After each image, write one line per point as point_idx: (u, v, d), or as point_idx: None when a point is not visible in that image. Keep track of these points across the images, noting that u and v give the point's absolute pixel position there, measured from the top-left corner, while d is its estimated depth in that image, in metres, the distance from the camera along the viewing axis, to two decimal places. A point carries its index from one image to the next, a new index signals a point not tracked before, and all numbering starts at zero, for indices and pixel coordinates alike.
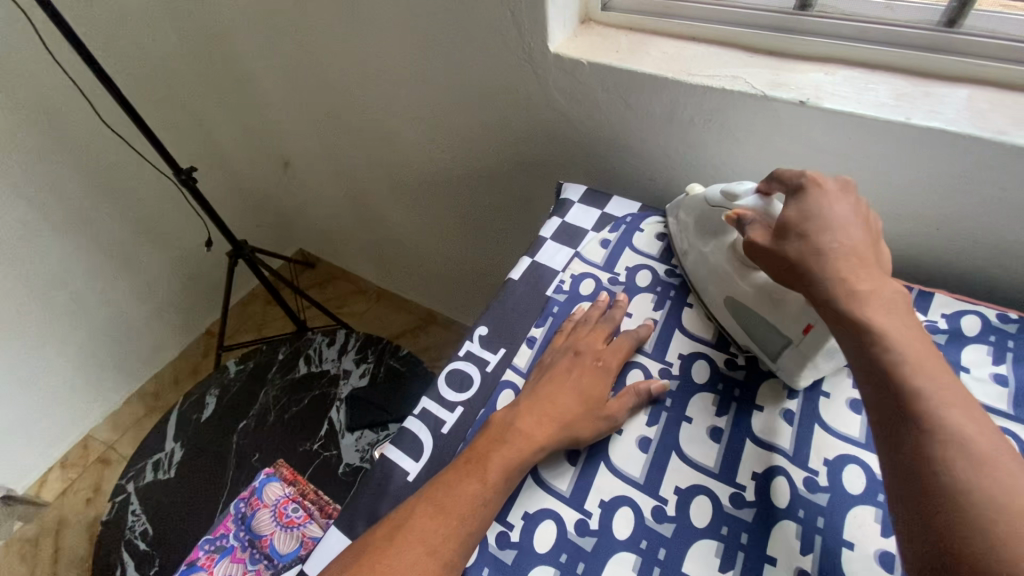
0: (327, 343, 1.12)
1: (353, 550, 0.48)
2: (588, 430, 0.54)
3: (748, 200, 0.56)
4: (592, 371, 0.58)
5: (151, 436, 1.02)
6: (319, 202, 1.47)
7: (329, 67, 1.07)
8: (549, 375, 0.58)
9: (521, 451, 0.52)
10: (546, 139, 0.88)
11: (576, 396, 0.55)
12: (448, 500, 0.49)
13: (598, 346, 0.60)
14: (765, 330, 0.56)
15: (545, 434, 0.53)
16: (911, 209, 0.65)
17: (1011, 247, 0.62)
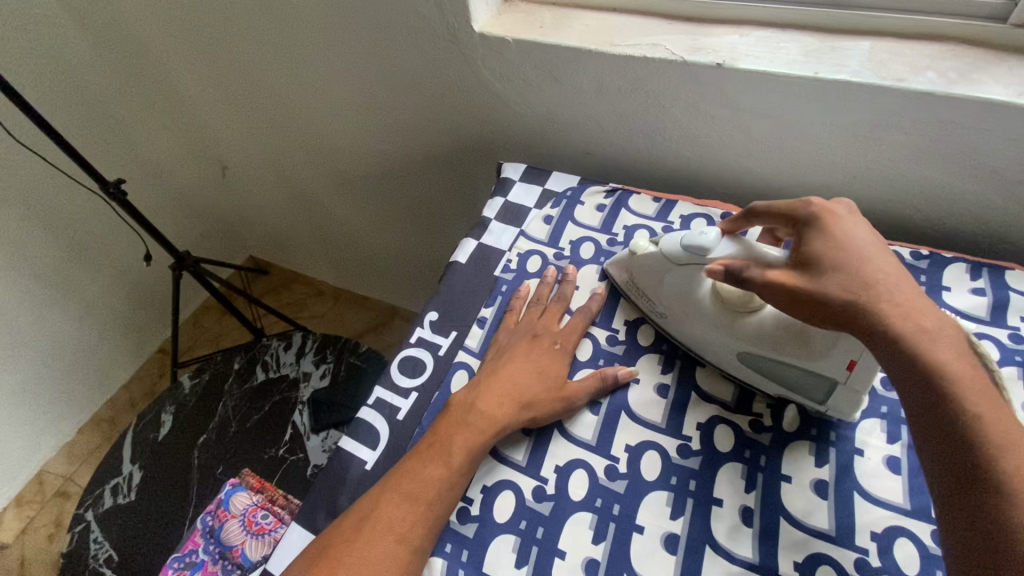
0: (284, 347, 1.10)
1: (316, 549, 0.48)
2: (551, 408, 0.54)
3: (722, 249, 0.53)
4: (552, 353, 0.59)
5: (106, 462, 0.99)
6: (263, 205, 1.43)
7: (254, 64, 1.03)
8: (511, 359, 0.58)
9: (486, 437, 0.52)
10: (484, 121, 0.88)
11: (537, 377, 0.56)
12: (424, 501, 0.49)
13: (555, 327, 0.61)
14: (795, 375, 0.52)
15: (510, 417, 0.54)
16: (832, 159, 0.68)
17: (922, 186, 0.66)
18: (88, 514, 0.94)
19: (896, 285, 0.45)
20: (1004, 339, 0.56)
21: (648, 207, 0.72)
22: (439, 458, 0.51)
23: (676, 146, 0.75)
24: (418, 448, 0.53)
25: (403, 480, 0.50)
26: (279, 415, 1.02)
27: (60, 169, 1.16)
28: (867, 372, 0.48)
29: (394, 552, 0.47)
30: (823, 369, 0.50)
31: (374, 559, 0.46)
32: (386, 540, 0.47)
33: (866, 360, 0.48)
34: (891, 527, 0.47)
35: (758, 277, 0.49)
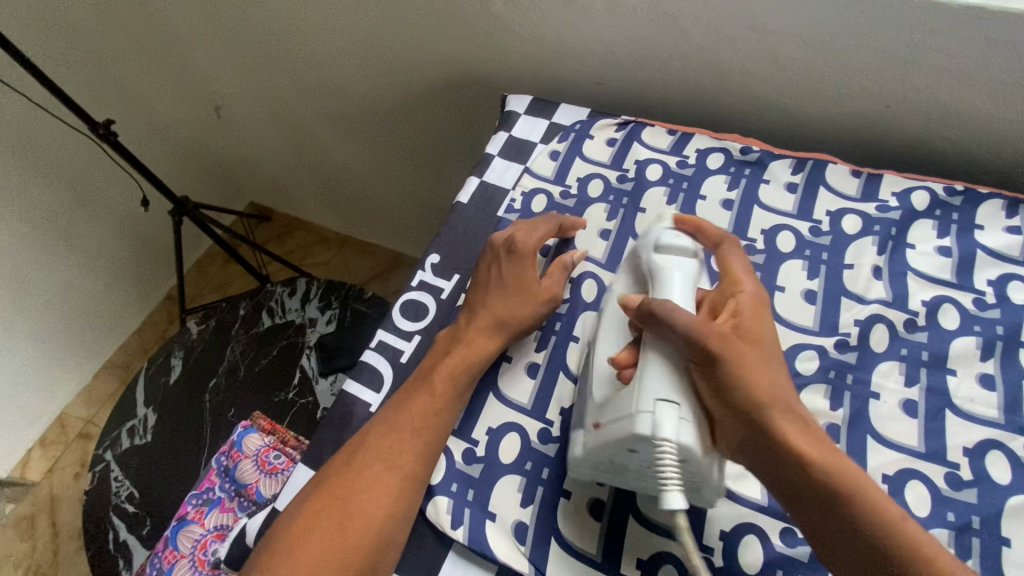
0: (288, 293, 1.09)
1: (314, 484, 0.48)
2: (533, 319, 0.55)
3: (671, 261, 0.49)
4: (528, 264, 0.56)
5: (121, 405, 1.00)
6: (260, 148, 1.38)
7: None
8: (484, 278, 0.57)
9: (466, 361, 0.52)
10: (487, 50, 0.82)
11: (512, 293, 0.55)
12: (403, 430, 0.49)
13: (531, 232, 0.58)
14: (581, 409, 0.49)
15: (488, 338, 0.54)
16: (867, 85, 0.62)
17: (965, 114, 0.60)
18: (107, 452, 0.96)
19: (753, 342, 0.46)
20: None
21: (662, 140, 0.67)
22: (413, 387, 0.52)
23: (696, 74, 0.69)
24: (408, 380, 0.53)
25: (384, 414, 0.50)
26: (287, 359, 1.02)
27: (47, 109, 1.11)
28: (598, 445, 0.44)
29: (379, 481, 0.47)
30: (587, 413, 0.47)
31: (361, 488, 0.46)
32: (369, 470, 0.47)
33: (603, 431, 0.43)
34: (903, 469, 0.46)
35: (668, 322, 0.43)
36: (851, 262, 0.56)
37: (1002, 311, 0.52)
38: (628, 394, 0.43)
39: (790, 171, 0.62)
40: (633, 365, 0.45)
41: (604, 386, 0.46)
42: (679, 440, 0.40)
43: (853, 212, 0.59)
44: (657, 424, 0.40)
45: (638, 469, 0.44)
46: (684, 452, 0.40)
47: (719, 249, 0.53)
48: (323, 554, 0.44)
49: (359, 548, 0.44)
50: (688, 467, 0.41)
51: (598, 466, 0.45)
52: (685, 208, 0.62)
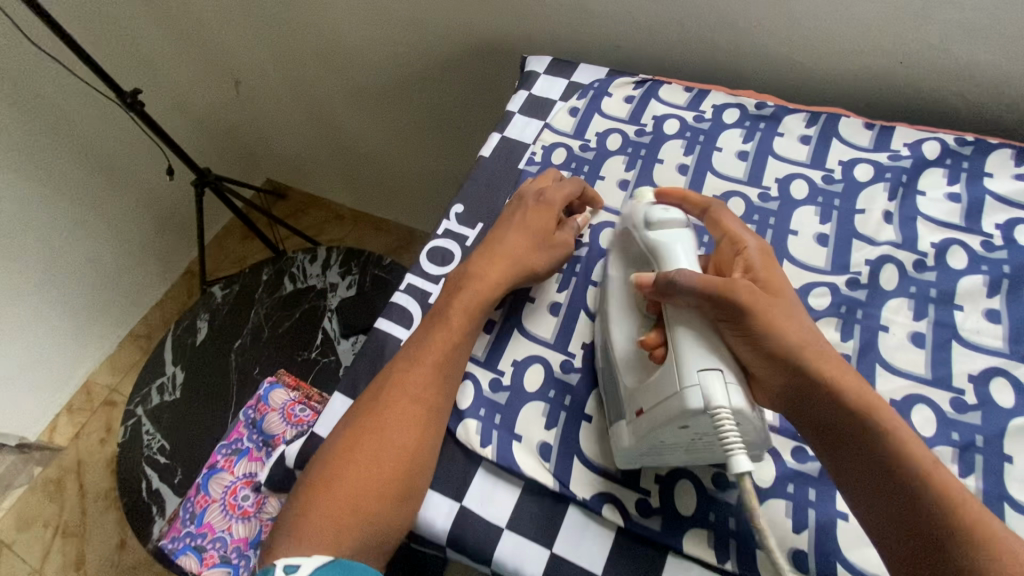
0: (310, 259, 1.12)
1: (346, 420, 0.51)
2: (546, 262, 0.57)
3: (666, 235, 0.49)
4: (546, 212, 0.59)
5: (150, 363, 1.04)
6: (279, 123, 1.40)
7: None
8: (502, 224, 0.59)
9: (480, 298, 0.54)
10: (507, 13, 0.84)
11: (529, 237, 0.57)
12: (421, 366, 0.51)
13: (551, 186, 0.60)
14: (614, 397, 0.49)
15: (502, 277, 0.55)
16: (881, 40, 0.64)
17: (976, 66, 0.62)
18: (139, 407, 1.00)
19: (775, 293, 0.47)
20: None
21: (679, 97, 0.69)
22: (429, 325, 0.54)
23: (713, 34, 0.71)
24: (421, 321, 0.55)
25: (404, 353, 0.53)
26: (309, 322, 1.06)
27: (75, 74, 1.14)
28: (645, 431, 0.44)
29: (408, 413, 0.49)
30: (623, 398, 0.48)
31: (392, 423, 0.49)
32: (397, 407, 0.50)
33: (649, 412, 0.44)
34: (910, 395, 0.48)
35: (686, 287, 0.45)
36: (862, 207, 0.58)
37: (1009, 251, 0.54)
38: (669, 372, 0.43)
39: (804, 124, 0.64)
40: (664, 343, 0.46)
41: (641, 372, 0.47)
42: (732, 404, 0.41)
43: (865, 161, 0.61)
44: (709, 397, 0.41)
45: (690, 444, 0.45)
46: (741, 414, 0.42)
47: (707, 212, 0.54)
48: (364, 481, 0.47)
49: (395, 474, 0.47)
50: (745, 426, 0.43)
51: (648, 451, 0.46)
52: (701, 159, 0.65)
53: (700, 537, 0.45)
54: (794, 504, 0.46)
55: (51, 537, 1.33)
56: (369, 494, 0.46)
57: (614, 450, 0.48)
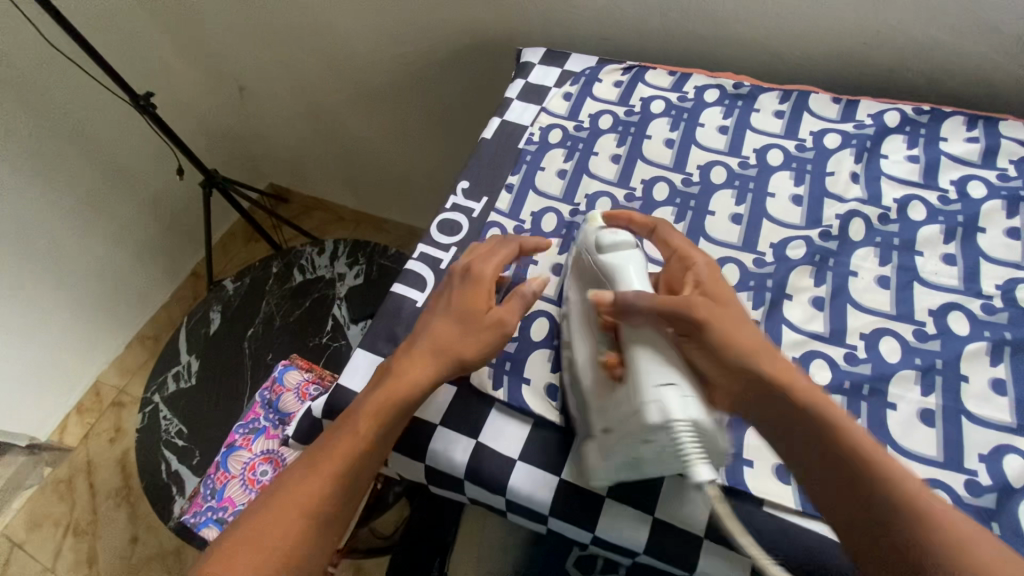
0: (317, 252, 1.16)
1: (261, 499, 0.50)
2: (477, 348, 0.52)
3: (617, 255, 0.52)
4: (479, 287, 0.55)
5: (165, 353, 1.08)
6: (281, 127, 1.44)
7: None
8: (436, 300, 0.56)
9: (398, 391, 0.51)
10: (503, 10, 0.90)
11: (455, 320, 0.54)
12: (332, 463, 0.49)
13: (485, 257, 0.57)
14: (584, 418, 0.51)
15: (423, 367, 0.52)
16: (845, 22, 0.70)
17: (930, 43, 0.69)
18: (156, 394, 1.04)
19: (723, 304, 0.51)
20: (989, 178, 0.61)
21: (664, 80, 0.76)
22: (350, 414, 0.51)
23: (694, 23, 0.77)
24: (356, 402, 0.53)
25: (321, 441, 0.51)
26: (319, 310, 1.10)
27: (86, 73, 1.19)
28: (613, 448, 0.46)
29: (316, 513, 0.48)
30: (591, 420, 0.49)
31: (297, 516, 0.47)
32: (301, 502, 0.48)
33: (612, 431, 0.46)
34: (877, 329, 0.54)
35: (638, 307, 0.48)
36: (831, 169, 0.64)
37: (962, 204, 0.60)
38: (626, 392, 0.45)
39: (778, 101, 0.71)
40: (622, 362, 0.47)
41: (599, 388, 0.48)
42: (691, 417, 0.42)
43: (834, 131, 0.67)
44: (665, 411, 0.42)
45: (655, 457, 0.45)
46: (702, 431, 0.43)
47: (655, 232, 0.57)
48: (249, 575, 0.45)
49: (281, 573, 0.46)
50: (706, 440, 0.43)
51: (614, 471, 0.47)
52: (686, 134, 0.70)
53: None
54: None
55: (63, 536, 1.33)
56: (261, 569, 0.45)
57: (590, 476, 0.49)
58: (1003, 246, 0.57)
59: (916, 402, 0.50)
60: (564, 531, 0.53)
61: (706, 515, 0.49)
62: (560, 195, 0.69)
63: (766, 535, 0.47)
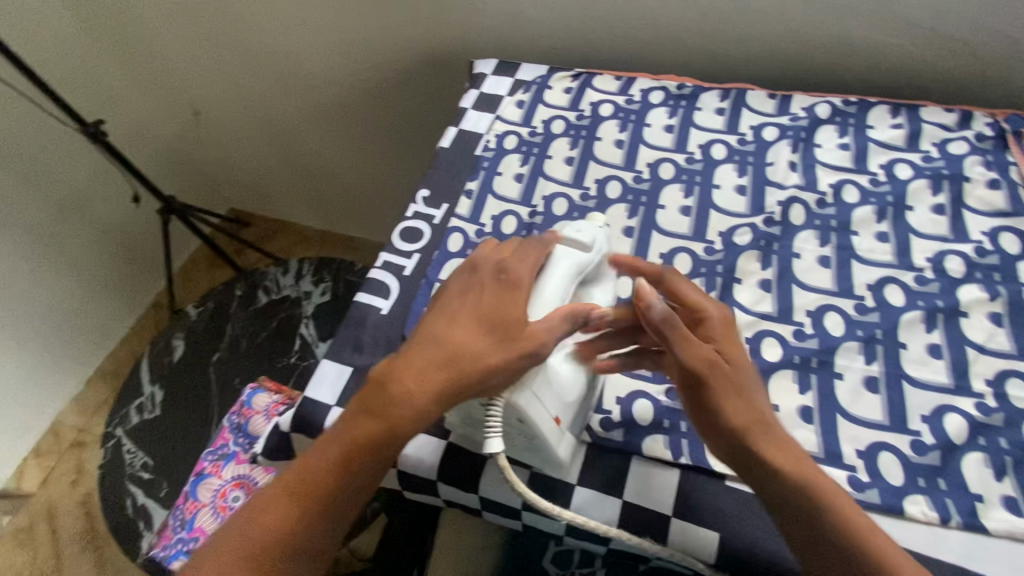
0: (282, 272, 1.15)
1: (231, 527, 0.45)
2: (504, 373, 0.43)
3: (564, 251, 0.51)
4: (510, 293, 0.45)
5: (128, 384, 1.05)
6: (240, 152, 1.40)
7: None
8: (455, 297, 0.46)
9: (394, 423, 0.43)
10: (455, 24, 0.92)
11: (482, 330, 0.44)
12: (315, 498, 0.44)
13: (524, 255, 0.47)
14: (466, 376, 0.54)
15: (435, 392, 0.43)
16: (773, 24, 0.75)
17: (850, 41, 0.74)
18: (119, 428, 1.01)
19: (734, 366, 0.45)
20: (914, 159, 0.66)
21: (611, 84, 0.79)
22: (336, 443, 0.44)
23: (636, 30, 0.81)
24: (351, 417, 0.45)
25: (302, 466, 0.45)
26: (287, 330, 1.08)
27: (36, 101, 1.16)
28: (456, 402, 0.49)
29: (302, 550, 0.44)
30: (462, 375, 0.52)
31: (280, 552, 0.43)
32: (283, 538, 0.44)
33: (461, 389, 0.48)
34: (821, 306, 0.57)
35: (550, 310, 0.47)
36: (771, 160, 0.68)
37: (891, 185, 0.64)
38: None
39: (718, 99, 0.74)
40: None
41: None
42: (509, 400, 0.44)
43: (772, 124, 0.71)
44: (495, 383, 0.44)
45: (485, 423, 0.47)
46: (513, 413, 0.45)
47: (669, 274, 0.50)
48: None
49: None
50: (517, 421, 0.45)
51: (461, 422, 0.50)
52: (635, 134, 0.73)
53: (659, 442, 0.52)
54: None
55: None
56: None
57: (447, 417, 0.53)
58: (930, 221, 0.61)
59: (860, 370, 0.53)
60: (536, 525, 0.54)
61: (672, 497, 0.50)
62: (518, 198, 0.70)
63: (729, 509, 0.49)
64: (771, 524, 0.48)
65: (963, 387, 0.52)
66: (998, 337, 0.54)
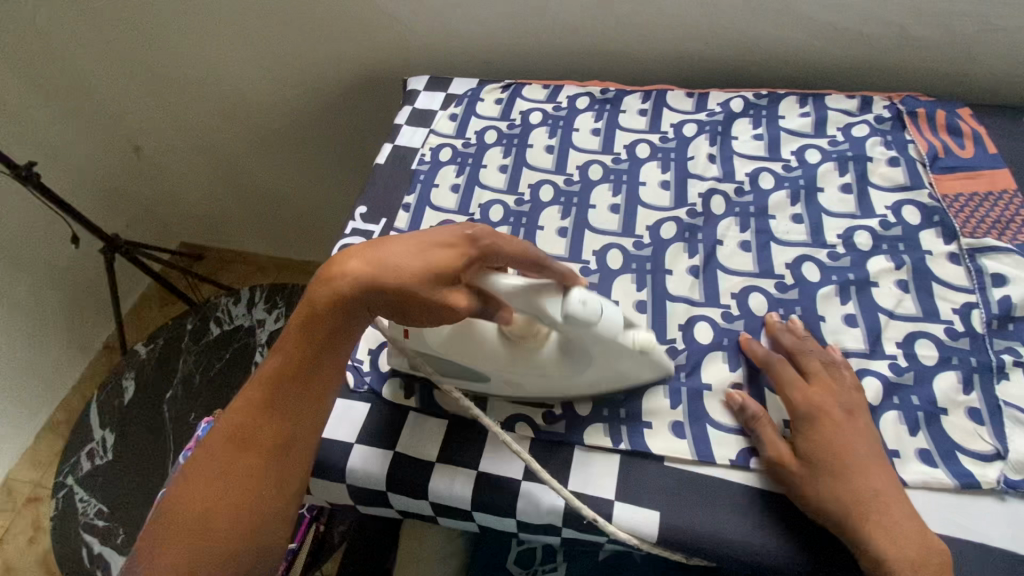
0: (233, 301, 1.13)
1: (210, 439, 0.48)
2: (409, 301, 0.44)
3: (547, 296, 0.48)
4: (459, 233, 0.46)
5: (76, 431, 1.01)
6: (187, 187, 1.36)
7: (160, 25, 1.02)
8: (422, 227, 0.48)
9: (320, 305, 0.45)
10: (387, 43, 0.94)
11: (416, 245, 0.45)
12: (263, 392, 0.46)
13: (507, 237, 0.48)
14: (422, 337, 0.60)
15: (353, 278, 0.44)
16: (685, 27, 0.79)
17: (756, 38, 0.78)
18: (69, 477, 0.97)
19: (822, 448, 0.48)
20: (823, 144, 0.70)
21: (539, 93, 0.81)
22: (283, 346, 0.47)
23: (560, 40, 0.84)
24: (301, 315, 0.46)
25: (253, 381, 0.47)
26: (243, 360, 1.07)
27: None
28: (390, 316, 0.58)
29: (255, 444, 0.45)
30: None
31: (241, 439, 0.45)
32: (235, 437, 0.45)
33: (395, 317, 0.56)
34: (745, 288, 0.60)
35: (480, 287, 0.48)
36: (691, 154, 0.71)
37: (803, 169, 0.68)
38: None
39: (641, 101, 0.78)
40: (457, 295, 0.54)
41: None
42: None
43: (691, 121, 0.75)
44: None
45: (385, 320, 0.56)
46: None
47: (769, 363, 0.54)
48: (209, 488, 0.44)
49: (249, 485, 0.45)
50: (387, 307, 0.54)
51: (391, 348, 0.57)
52: (564, 139, 0.76)
53: (599, 429, 0.54)
54: (671, 388, 0.55)
55: None
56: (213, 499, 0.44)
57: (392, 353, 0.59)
58: (839, 200, 0.65)
59: None
60: (491, 524, 0.54)
61: (615, 482, 0.52)
62: (455, 208, 0.72)
63: (669, 486, 0.51)
64: (709, 501, 0.50)
65: (877, 351, 0.55)
66: (905, 302, 0.58)
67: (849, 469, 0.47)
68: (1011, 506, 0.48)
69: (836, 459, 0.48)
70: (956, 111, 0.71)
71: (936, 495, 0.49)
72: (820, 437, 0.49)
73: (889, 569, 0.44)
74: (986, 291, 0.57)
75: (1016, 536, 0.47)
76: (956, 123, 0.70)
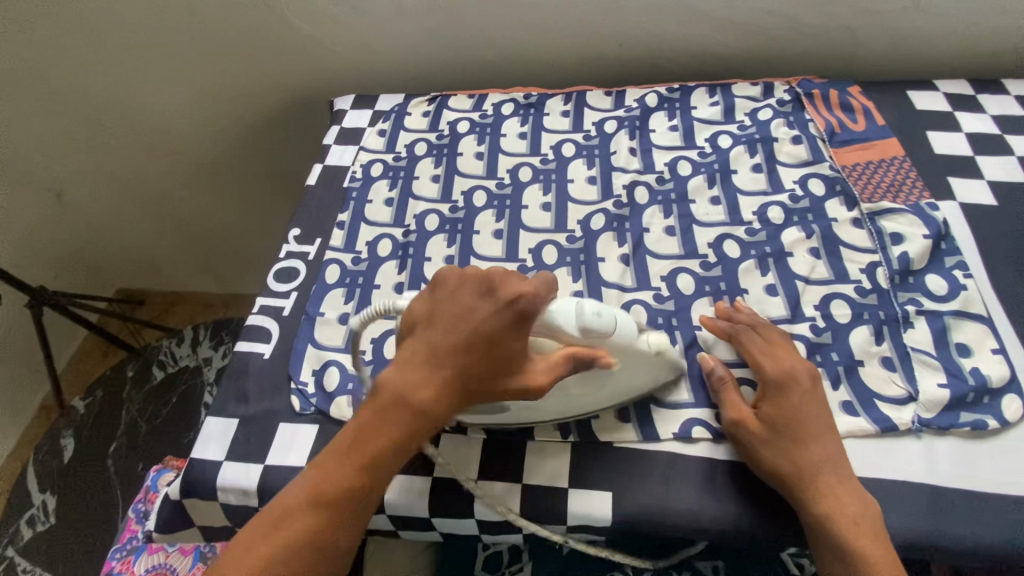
0: (176, 342, 1.10)
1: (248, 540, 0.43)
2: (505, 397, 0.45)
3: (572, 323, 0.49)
4: (508, 317, 0.44)
5: (13, 499, 0.95)
6: (117, 231, 1.28)
7: (75, 63, 0.98)
8: (446, 313, 0.45)
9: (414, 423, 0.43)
10: (311, 66, 0.95)
11: (486, 351, 0.44)
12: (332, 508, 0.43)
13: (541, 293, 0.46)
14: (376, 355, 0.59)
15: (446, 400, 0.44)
16: (597, 30, 0.83)
17: (664, 36, 0.83)
18: (9, 550, 0.91)
19: (783, 414, 0.50)
20: (732, 130, 0.75)
21: (465, 103, 0.83)
22: (338, 458, 0.44)
23: (481, 50, 0.87)
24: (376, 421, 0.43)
25: (292, 499, 0.43)
26: (190, 403, 1.02)
27: None
28: None
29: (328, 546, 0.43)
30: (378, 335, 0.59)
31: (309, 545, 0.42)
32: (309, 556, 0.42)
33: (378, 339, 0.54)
34: (674, 269, 0.63)
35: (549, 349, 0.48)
36: (614, 149, 0.74)
37: (716, 154, 0.72)
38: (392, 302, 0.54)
39: (562, 103, 0.81)
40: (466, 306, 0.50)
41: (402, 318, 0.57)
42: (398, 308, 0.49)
43: (611, 118, 0.78)
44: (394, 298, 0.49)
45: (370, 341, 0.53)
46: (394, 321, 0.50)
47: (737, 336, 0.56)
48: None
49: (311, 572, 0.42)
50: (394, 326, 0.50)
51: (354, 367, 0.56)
52: (493, 144, 0.78)
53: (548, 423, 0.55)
54: None
55: None
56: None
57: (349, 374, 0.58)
58: (752, 180, 0.69)
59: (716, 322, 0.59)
60: (452, 528, 0.54)
61: (567, 470, 0.53)
62: (390, 221, 0.72)
63: (618, 467, 0.53)
64: (658, 474, 0.52)
65: (798, 315, 0.59)
66: (818, 267, 0.62)
67: (806, 433, 0.50)
68: (927, 442, 0.52)
69: (795, 424, 0.50)
70: (846, 89, 0.78)
71: (862, 442, 0.52)
72: (784, 404, 0.51)
73: (832, 524, 0.46)
74: (886, 249, 0.62)
75: (933, 470, 0.50)
76: (847, 100, 0.76)
